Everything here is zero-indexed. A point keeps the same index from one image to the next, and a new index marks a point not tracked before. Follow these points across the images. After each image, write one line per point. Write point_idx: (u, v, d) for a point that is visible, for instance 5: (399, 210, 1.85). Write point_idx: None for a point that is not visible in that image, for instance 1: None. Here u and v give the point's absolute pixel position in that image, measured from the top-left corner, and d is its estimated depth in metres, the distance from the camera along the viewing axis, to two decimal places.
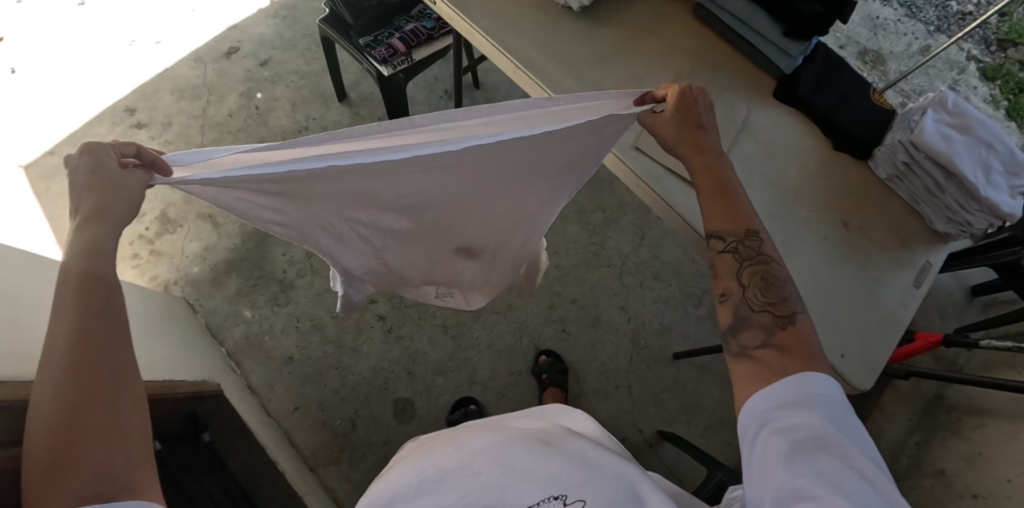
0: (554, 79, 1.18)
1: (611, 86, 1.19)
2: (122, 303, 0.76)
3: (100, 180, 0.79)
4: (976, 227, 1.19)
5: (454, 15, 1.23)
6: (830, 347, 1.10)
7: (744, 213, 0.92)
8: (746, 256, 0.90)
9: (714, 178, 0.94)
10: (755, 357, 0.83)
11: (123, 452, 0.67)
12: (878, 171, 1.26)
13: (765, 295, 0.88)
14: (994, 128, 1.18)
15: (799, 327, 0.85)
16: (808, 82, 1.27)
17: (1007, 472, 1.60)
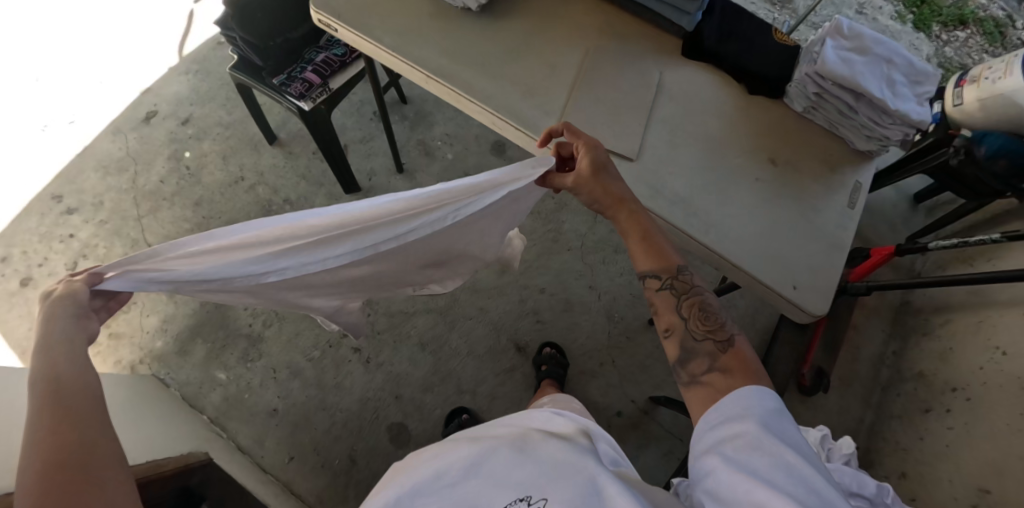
0: (468, 80, 1.19)
1: (523, 77, 1.21)
2: (94, 378, 0.81)
3: (60, 298, 0.86)
4: (893, 140, 1.26)
5: (358, 39, 1.23)
6: (783, 281, 1.13)
7: (669, 251, 0.98)
8: (680, 291, 0.94)
9: (638, 226, 0.99)
10: (705, 382, 0.86)
11: (105, 501, 0.72)
12: (793, 105, 1.32)
13: (704, 323, 0.92)
14: (888, 44, 1.27)
15: (738, 348, 0.88)
16: (713, 33, 1.31)
17: (978, 361, 1.74)
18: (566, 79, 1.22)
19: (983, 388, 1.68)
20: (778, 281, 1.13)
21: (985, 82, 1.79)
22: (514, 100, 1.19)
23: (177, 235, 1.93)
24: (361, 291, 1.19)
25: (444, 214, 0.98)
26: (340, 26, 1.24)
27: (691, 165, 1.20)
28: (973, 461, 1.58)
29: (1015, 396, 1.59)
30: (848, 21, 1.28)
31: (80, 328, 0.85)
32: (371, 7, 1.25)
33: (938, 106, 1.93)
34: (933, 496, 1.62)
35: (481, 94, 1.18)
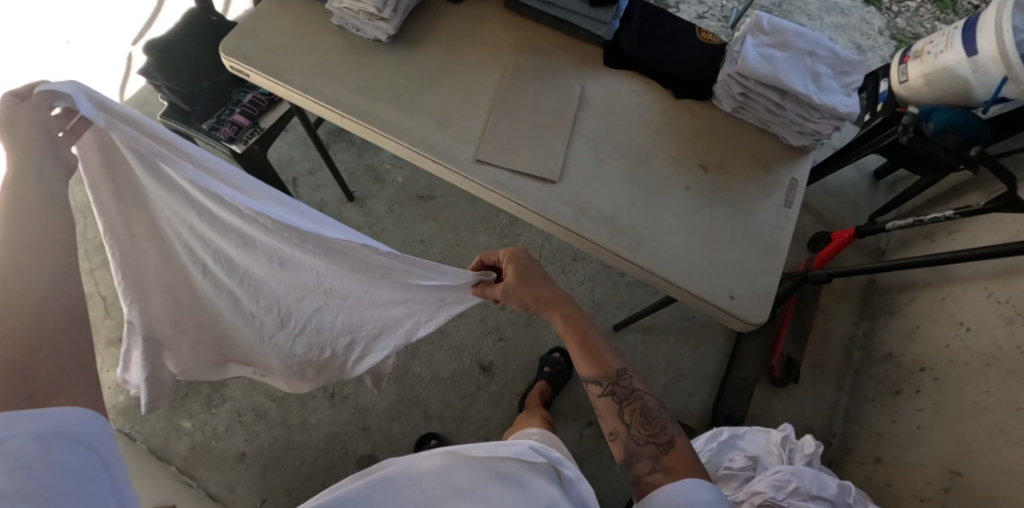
0: (382, 115, 1.17)
1: (439, 106, 1.19)
2: (60, 224, 0.85)
3: (20, 129, 0.85)
4: (823, 134, 1.24)
5: (270, 83, 1.21)
6: (720, 291, 1.11)
7: (608, 357, 1.07)
8: (621, 397, 1.04)
9: (579, 338, 1.09)
10: (649, 482, 0.94)
11: (49, 357, 0.78)
12: (722, 106, 1.30)
13: (646, 427, 1.01)
14: (810, 36, 1.25)
15: (679, 449, 0.97)
16: (632, 41, 1.29)
17: (944, 339, 1.73)
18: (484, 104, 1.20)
19: (950, 366, 1.67)
20: (714, 291, 1.10)
21: (929, 57, 1.77)
22: (431, 131, 1.16)
23: None
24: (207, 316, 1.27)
25: (382, 269, 1.11)
26: (251, 71, 1.22)
27: (617, 178, 1.18)
28: (946, 441, 1.57)
29: (982, 372, 1.58)
30: (767, 16, 1.26)
31: (48, 168, 0.87)
32: (281, 49, 1.24)
33: (885, 84, 1.92)
34: (908, 479, 1.61)
35: (396, 129, 1.15)
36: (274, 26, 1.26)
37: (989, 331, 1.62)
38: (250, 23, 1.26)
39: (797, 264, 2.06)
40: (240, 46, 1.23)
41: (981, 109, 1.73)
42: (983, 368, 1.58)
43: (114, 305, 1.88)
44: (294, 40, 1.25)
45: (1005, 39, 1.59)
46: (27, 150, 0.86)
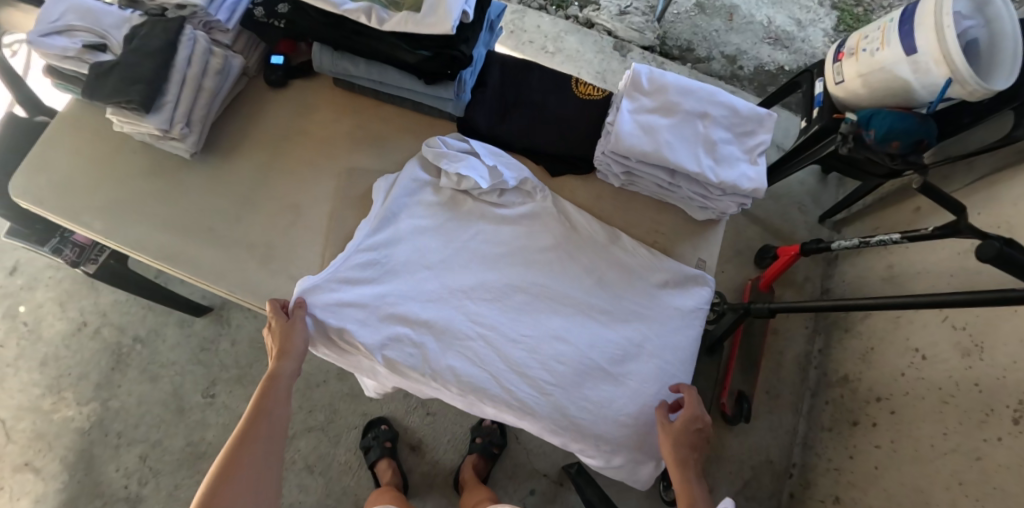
0: (189, 258, 1.11)
1: (257, 232, 1.11)
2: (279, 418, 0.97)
3: (282, 333, 0.99)
4: (727, 209, 1.07)
5: (71, 226, 1.16)
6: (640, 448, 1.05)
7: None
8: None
9: (686, 488, 0.96)
10: None
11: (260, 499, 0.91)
12: (611, 181, 1.12)
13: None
14: (702, 92, 1.02)
15: None
16: (489, 116, 1.14)
17: (900, 365, 1.60)
18: (309, 227, 1.10)
19: (907, 399, 1.55)
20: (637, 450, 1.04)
21: (863, 55, 1.56)
22: (250, 269, 1.09)
23: (28, 404, 1.71)
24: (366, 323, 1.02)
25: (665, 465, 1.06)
26: (51, 217, 1.17)
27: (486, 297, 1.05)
28: (907, 485, 1.47)
29: (939, 410, 1.47)
30: (647, 70, 1.04)
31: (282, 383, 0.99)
32: (83, 185, 1.17)
33: (820, 85, 1.71)
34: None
35: (210, 274, 1.09)
36: (71, 156, 1.19)
37: (945, 362, 1.49)
38: (39, 155, 1.20)
39: (746, 286, 1.90)
40: (30, 185, 1.18)
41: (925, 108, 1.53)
42: (939, 406, 1.47)
43: (14, 429, 1.69)
44: (97, 174, 1.18)
45: (947, 36, 1.39)
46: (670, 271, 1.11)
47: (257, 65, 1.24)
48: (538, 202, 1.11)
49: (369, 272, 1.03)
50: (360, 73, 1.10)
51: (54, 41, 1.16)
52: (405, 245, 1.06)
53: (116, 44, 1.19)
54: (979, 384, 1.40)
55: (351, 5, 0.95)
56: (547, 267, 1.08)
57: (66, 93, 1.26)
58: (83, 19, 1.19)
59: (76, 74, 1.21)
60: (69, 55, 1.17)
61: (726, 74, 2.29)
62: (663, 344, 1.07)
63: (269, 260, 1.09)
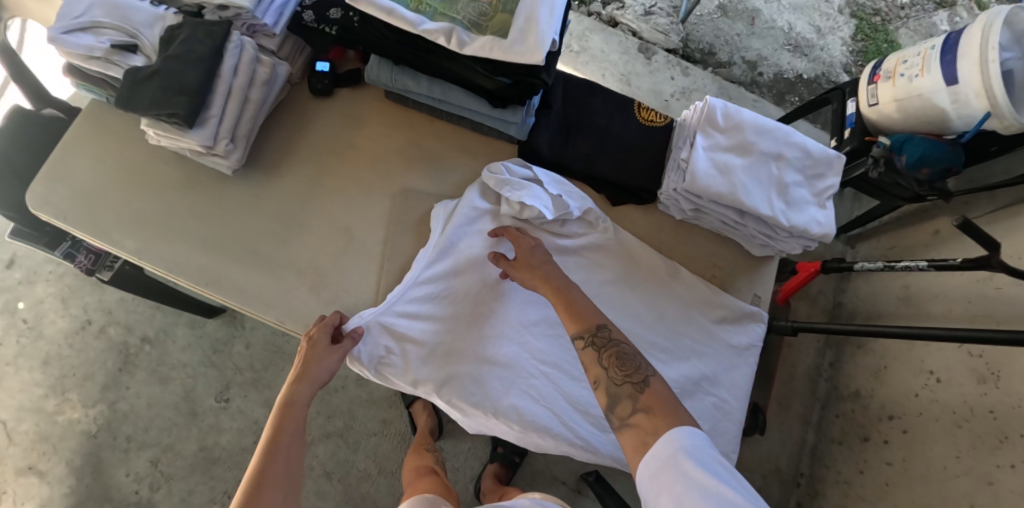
0: (232, 281, 1.04)
1: (306, 257, 1.05)
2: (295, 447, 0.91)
3: (311, 356, 0.96)
4: (791, 250, 1.06)
5: (98, 243, 1.08)
6: None
7: (589, 311, 0.93)
8: (601, 347, 0.89)
9: (559, 297, 0.94)
10: (633, 424, 0.82)
11: None
12: (672, 213, 1.11)
13: (621, 368, 0.87)
14: (778, 132, 1.01)
15: (656, 387, 0.85)
16: (552, 139, 1.10)
17: (913, 386, 1.65)
18: (361, 251, 1.05)
19: (921, 420, 1.60)
20: None
21: (901, 79, 1.56)
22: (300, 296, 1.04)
23: (30, 405, 1.64)
24: (428, 357, 1.00)
25: None
26: (76, 232, 1.08)
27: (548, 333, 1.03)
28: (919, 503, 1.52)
29: (953, 433, 1.51)
30: (722, 105, 1.01)
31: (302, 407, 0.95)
32: (110, 196, 1.09)
33: (851, 105, 1.71)
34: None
35: (256, 301, 1.03)
36: (96, 165, 1.11)
37: (960, 387, 1.53)
38: (61, 162, 1.11)
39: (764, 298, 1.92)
40: (52, 197, 1.09)
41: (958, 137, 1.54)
42: (953, 429, 1.51)
43: (16, 430, 1.63)
44: (126, 186, 1.09)
45: (989, 71, 1.40)
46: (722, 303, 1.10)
47: (300, 71, 1.17)
48: (600, 233, 1.09)
49: (428, 306, 1.01)
50: (420, 90, 1.04)
51: (80, 41, 1.03)
52: (463, 278, 1.03)
53: (148, 45, 1.09)
54: (993, 411, 1.44)
55: (430, 25, 0.88)
56: (607, 301, 1.07)
57: (84, 93, 1.13)
58: (109, 14, 1.06)
59: (102, 76, 1.09)
60: (96, 55, 1.05)
61: (746, 80, 2.28)
62: (720, 381, 1.09)
63: (320, 288, 1.04)
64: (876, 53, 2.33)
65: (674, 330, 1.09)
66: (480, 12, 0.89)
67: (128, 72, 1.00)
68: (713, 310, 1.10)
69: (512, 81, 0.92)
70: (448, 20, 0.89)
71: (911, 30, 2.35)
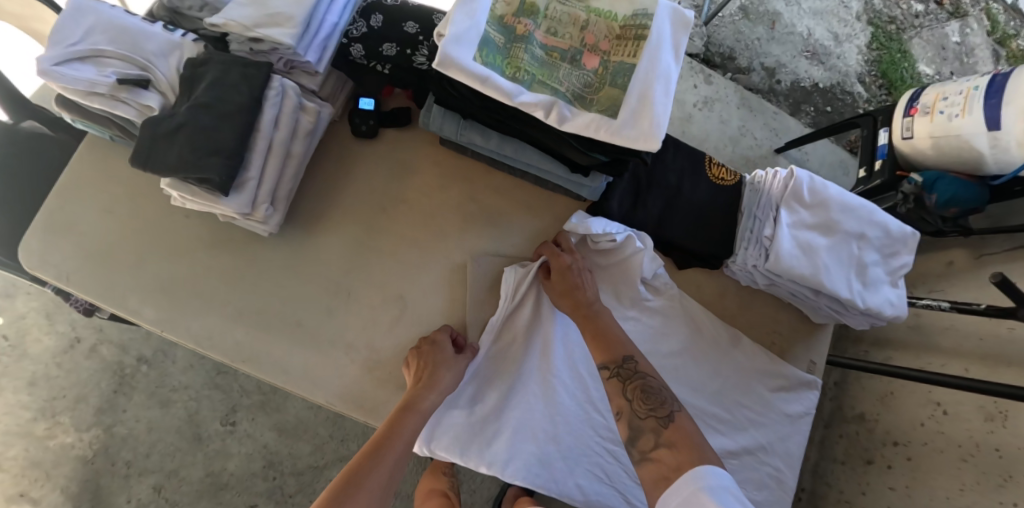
0: (272, 357, 0.97)
1: (355, 330, 0.98)
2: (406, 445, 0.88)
3: (437, 359, 0.93)
4: (856, 323, 1.06)
5: (115, 311, 0.98)
6: None
7: (618, 340, 0.91)
8: (627, 378, 0.87)
9: (590, 325, 0.93)
10: (654, 458, 0.79)
11: None
12: (737, 278, 1.09)
13: (645, 402, 0.85)
14: (861, 211, 0.99)
15: (681, 422, 0.82)
16: (623, 201, 1.04)
17: (918, 415, 1.33)
18: (415, 317, 0.99)
19: (925, 451, 1.28)
20: None
21: (939, 117, 1.28)
22: (351, 370, 0.97)
23: (17, 429, 1.56)
24: (493, 437, 0.96)
25: None
26: (81, 295, 0.99)
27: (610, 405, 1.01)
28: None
29: (954, 467, 1.20)
30: (809, 178, 1.00)
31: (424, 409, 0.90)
32: (124, 254, 0.99)
33: (883, 135, 1.43)
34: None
35: (302, 379, 0.97)
36: (108, 221, 1.00)
37: (966, 422, 1.23)
38: (61, 211, 1.00)
39: None
40: (52, 256, 0.98)
41: (990, 178, 1.28)
42: (957, 463, 1.21)
43: (3, 456, 1.54)
44: (145, 246, 0.99)
45: None
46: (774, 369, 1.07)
47: (341, 109, 1.07)
48: (666, 299, 1.06)
49: (490, 384, 0.98)
50: (488, 147, 0.97)
51: (79, 73, 0.89)
52: (528, 350, 1.00)
53: (163, 80, 0.94)
54: (1000, 449, 1.15)
55: (528, 97, 0.79)
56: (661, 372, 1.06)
57: (81, 127, 0.99)
58: (115, 43, 0.93)
59: (105, 115, 0.94)
60: (99, 91, 0.90)
61: (763, 88, 1.98)
62: (775, 451, 1.07)
63: (375, 364, 0.98)
64: (893, 62, 1.99)
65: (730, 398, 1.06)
66: (584, 83, 0.82)
67: (145, 124, 0.87)
68: (768, 375, 1.07)
69: (608, 158, 0.86)
70: (549, 91, 0.81)
71: (924, 41, 2.00)
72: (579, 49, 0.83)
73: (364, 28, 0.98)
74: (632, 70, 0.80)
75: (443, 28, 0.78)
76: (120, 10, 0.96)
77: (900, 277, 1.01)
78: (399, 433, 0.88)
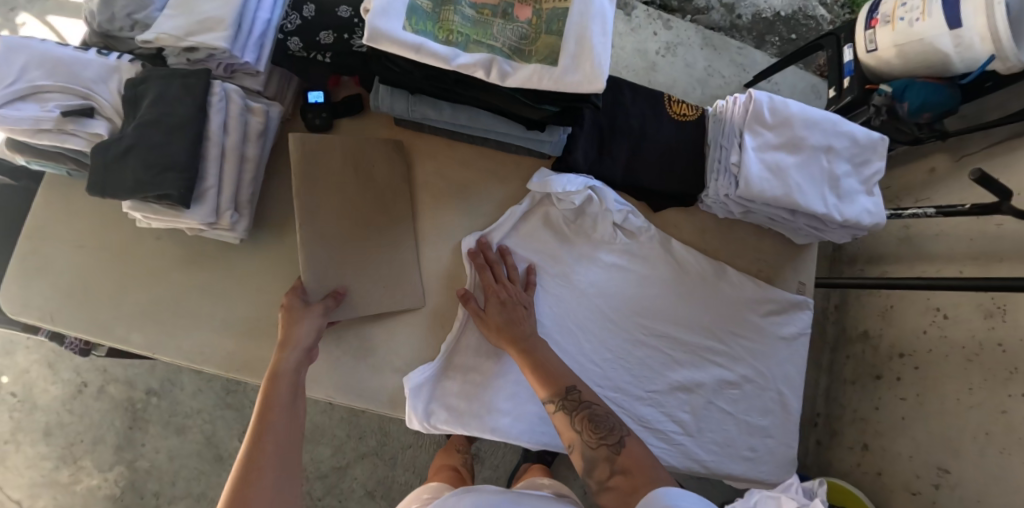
0: (264, 360, 0.98)
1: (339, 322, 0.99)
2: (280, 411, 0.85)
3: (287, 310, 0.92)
4: (837, 239, 1.05)
5: (105, 342, 0.99)
6: (738, 450, 1.06)
7: (556, 371, 0.91)
8: (574, 409, 0.88)
9: (528, 360, 0.92)
10: (613, 488, 0.83)
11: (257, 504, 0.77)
12: (714, 212, 1.08)
13: (595, 431, 0.86)
14: (824, 124, 0.99)
15: (630, 446, 0.85)
16: (587, 152, 1.03)
17: (919, 323, 1.30)
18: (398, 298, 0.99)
19: (930, 358, 1.26)
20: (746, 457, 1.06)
21: (901, 24, 1.24)
22: (342, 361, 0.99)
23: (43, 478, 1.65)
24: (491, 402, 0.98)
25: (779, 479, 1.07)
26: (69, 332, 0.99)
27: (597, 349, 1.02)
28: (926, 452, 1.23)
29: (961, 369, 1.19)
30: (767, 98, 0.99)
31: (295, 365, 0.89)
32: (101, 287, 0.99)
33: (848, 51, 1.39)
34: (898, 478, 1.29)
35: None
36: (79, 254, 1.00)
37: (967, 322, 1.19)
38: (30, 254, 1.00)
39: None
40: (34, 297, 0.98)
41: (959, 77, 1.26)
42: (963, 366, 1.18)
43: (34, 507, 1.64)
44: (121, 274, 0.99)
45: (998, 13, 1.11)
46: (759, 294, 1.07)
47: (291, 107, 1.07)
48: (643, 243, 1.05)
49: (482, 350, 0.99)
50: (441, 118, 0.96)
51: (22, 112, 0.90)
52: None
53: (107, 105, 0.94)
54: (1003, 344, 1.11)
55: (465, 58, 0.78)
56: (651, 313, 1.05)
57: (41, 169, 0.99)
58: (53, 76, 0.93)
59: (57, 151, 0.94)
60: (45, 127, 0.90)
61: (724, 25, 1.95)
62: (775, 376, 1.08)
63: (365, 351, 0.99)
64: None
65: (723, 328, 1.07)
66: (520, 36, 0.81)
67: (95, 152, 0.87)
68: (754, 301, 1.08)
69: (558, 108, 0.86)
70: (486, 49, 0.80)
71: None
72: (509, 3, 0.82)
73: (298, 19, 0.97)
74: (565, 15, 0.80)
75: (369, 3, 0.78)
76: (51, 43, 0.95)
77: (874, 186, 1.01)
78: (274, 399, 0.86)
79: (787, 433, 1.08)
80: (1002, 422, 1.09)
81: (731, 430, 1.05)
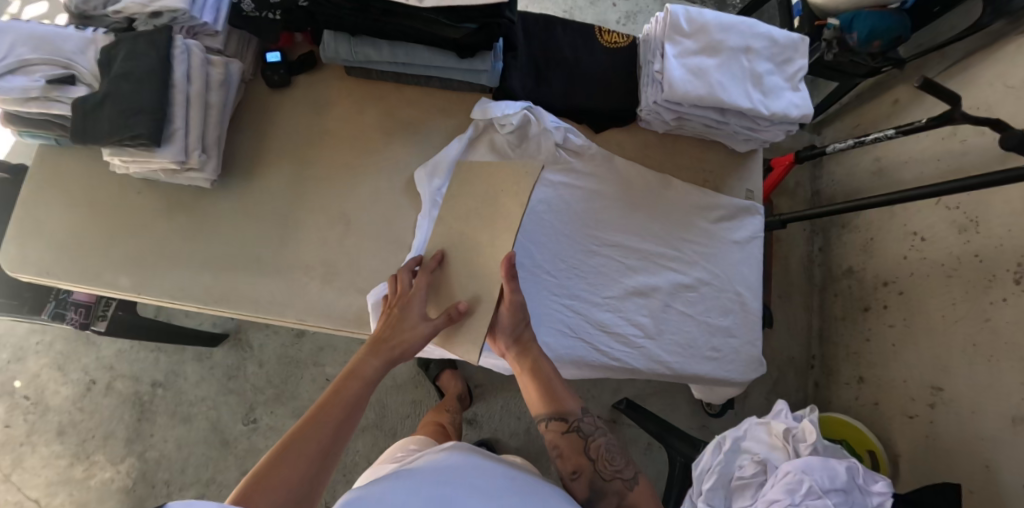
0: (241, 294, 1.04)
1: (305, 255, 1.06)
2: (348, 402, 0.81)
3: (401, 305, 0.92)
4: (774, 138, 1.10)
5: (97, 290, 1.06)
6: (700, 351, 1.09)
7: (563, 391, 0.94)
8: (588, 437, 0.92)
9: (541, 371, 0.93)
10: None
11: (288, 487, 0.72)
12: (654, 127, 1.13)
13: (610, 463, 0.91)
14: (740, 27, 1.04)
15: (642, 484, 0.90)
16: (524, 82, 1.10)
17: (899, 248, 1.30)
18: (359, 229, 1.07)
19: (913, 283, 1.26)
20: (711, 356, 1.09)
21: None
22: (313, 290, 1.05)
23: (58, 477, 1.70)
24: None
25: (743, 376, 1.10)
26: (65, 283, 1.07)
27: (552, 262, 1.07)
28: (919, 374, 1.23)
29: (944, 284, 1.18)
30: (684, 11, 1.04)
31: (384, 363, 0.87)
32: (88, 243, 1.07)
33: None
34: (894, 403, 1.29)
35: (270, 306, 1.04)
36: (67, 215, 1.07)
37: (945, 241, 1.19)
38: (22, 219, 1.07)
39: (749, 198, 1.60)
40: (31, 255, 1.06)
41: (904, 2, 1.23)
42: (945, 281, 1.19)
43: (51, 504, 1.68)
44: (105, 229, 1.07)
45: None
46: (704, 201, 1.12)
47: (252, 66, 1.13)
48: (588, 161, 1.11)
49: None
50: (380, 58, 1.03)
51: (11, 83, 0.98)
52: None
53: (86, 72, 1.02)
54: (979, 254, 1.12)
55: None
56: (603, 225, 1.09)
57: (31, 140, 1.08)
58: (38, 50, 1.01)
59: (45, 118, 1.02)
60: (33, 95, 0.99)
61: None
62: (731, 277, 1.11)
63: (332, 277, 1.05)
64: None
65: (673, 235, 1.10)
66: None
67: (76, 102, 0.95)
68: (700, 207, 1.12)
69: (477, 25, 0.96)
70: None
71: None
72: None
73: None
74: None
75: None
76: (35, 22, 1.03)
77: (797, 82, 1.06)
78: (342, 393, 0.82)
79: (750, 331, 1.11)
80: (988, 330, 1.09)
81: (694, 333, 1.08)
